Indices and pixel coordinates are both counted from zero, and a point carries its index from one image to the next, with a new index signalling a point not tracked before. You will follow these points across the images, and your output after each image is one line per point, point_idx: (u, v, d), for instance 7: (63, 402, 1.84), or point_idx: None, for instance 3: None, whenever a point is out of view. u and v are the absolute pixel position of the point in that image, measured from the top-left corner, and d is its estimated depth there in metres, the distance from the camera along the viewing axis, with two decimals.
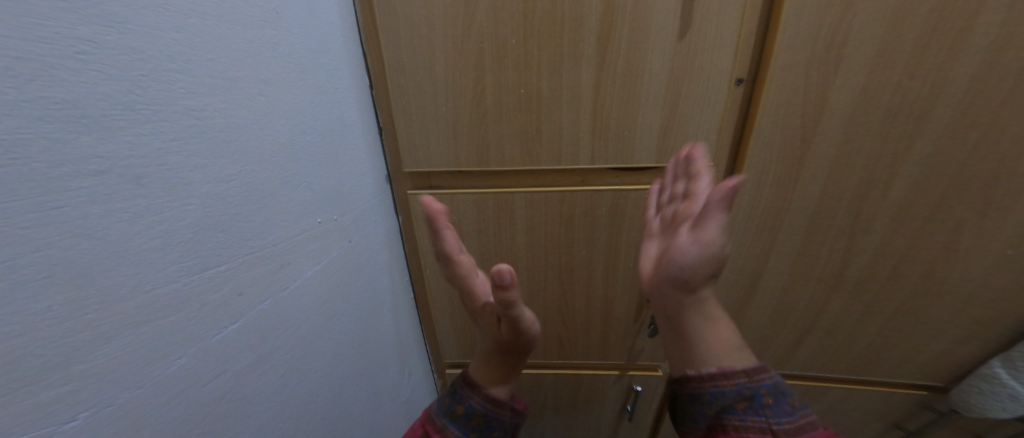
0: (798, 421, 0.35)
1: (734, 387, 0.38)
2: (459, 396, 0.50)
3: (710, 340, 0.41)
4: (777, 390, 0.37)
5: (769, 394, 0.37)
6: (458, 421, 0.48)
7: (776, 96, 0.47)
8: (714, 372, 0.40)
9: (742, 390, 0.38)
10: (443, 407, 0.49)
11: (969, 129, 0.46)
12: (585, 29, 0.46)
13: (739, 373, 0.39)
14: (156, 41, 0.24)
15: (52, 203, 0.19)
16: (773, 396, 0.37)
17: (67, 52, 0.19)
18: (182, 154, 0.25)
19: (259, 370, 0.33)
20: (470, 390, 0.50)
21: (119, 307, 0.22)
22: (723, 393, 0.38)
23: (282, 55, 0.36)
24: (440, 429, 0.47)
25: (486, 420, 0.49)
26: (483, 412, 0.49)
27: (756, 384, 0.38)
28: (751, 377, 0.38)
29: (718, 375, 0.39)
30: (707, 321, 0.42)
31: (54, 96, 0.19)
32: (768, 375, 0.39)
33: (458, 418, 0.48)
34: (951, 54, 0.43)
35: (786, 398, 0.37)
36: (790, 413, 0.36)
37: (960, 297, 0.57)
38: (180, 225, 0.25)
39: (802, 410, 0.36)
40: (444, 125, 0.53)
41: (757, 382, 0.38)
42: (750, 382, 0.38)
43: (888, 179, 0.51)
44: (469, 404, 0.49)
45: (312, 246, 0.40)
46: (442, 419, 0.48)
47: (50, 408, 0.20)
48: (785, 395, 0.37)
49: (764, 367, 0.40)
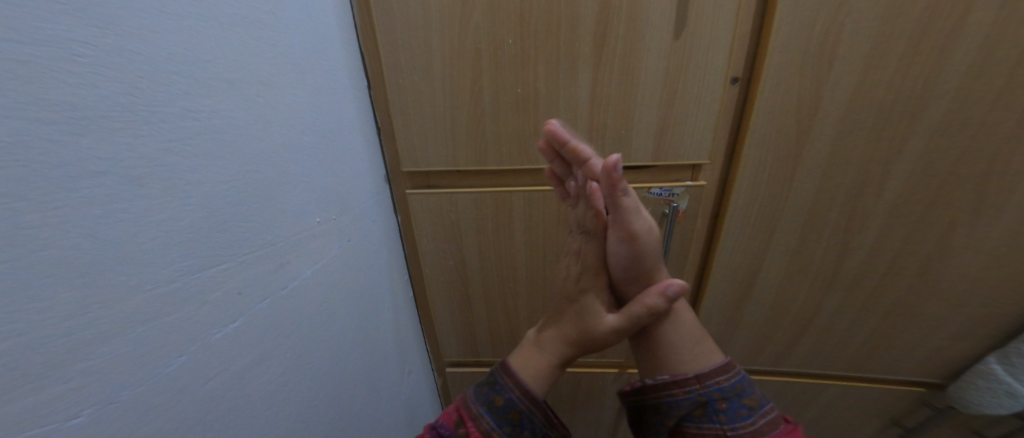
0: (750, 423, 0.35)
1: (689, 395, 0.37)
2: (497, 385, 0.40)
3: (671, 334, 0.41)
4: (731, 393, 0.37)
5: (722, 398, 0.37)
6: (495, 413, 0.38)
7: (771, 94, 0.48)
8: (668, 381, 0.39)
9: (696, 397, 0.37)
10: (478, 394, 0.40)
11: (963, 126, 0.46)
12: (581, 29, 0.46)
13: (691, 380, 0.38)
14: (154, 43, 0.24)
15: (50, 204, 0.19)
16: (726, 400, 0.36)
17: (64, 55, 0.20)
18: (180, 155, 0.26)
19: (259, 367, 0.33)
20: (510, 380, 0.40)
21: (119, 306, 0.23)
22: (678, 403, 0.38)
23: (280, 56, 0.36)
24: (475, 419, 0.38)
25: (523, 420, 0.38)
26: (521, 409, 0.39)
27: (709, 389, 0.37)
28: (704, 382, 0.38)
29: (672, 383, 0.38)
30: (671, 317, 0.41)
31: (50, 98, 0.19)
32: (723, 376, 0.38)
33: (495, 410, 0.38)
34: (942, 53, 0.43)
35: (739, 399, 0.36)
36: (743, 416, 0.35)
37: (955, 294, 0.57)
38: (180, 225, 0.26)
39: (757, 410, 0.36)
40: (442, 125, 0.53)
41: (710, 387, 0.37)
42: (703, 388, 0.37)
43: (883, 176, 0.51)
44: (509, 396, 0.39)
45: (311, 246, 0.40)
46: (477, 408, 0.39)
47: (51, 405, 0.20)
48: (739, 396, 0.37)
49: (720, 369, 0.38)
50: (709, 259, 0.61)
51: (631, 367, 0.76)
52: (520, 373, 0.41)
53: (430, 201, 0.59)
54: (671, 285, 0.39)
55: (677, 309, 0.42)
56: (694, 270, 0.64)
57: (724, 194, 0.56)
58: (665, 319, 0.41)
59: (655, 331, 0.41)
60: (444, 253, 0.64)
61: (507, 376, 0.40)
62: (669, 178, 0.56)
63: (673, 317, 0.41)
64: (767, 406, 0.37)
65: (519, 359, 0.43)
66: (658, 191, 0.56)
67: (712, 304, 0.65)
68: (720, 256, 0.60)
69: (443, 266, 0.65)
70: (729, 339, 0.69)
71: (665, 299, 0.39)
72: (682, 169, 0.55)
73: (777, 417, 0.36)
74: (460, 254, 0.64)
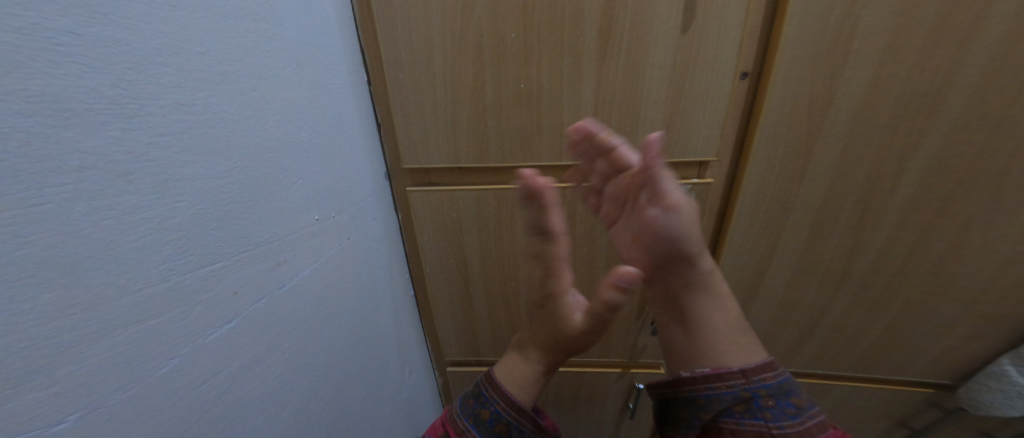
0: (799, 423, 0.34)
1: (730, 390, 0.36)
2: (483, 398, 0.44)
3: (716, 321, 0.39)
4: (778, 391, 0.36)
5: (768, 396, 0.35)
6: (481, 425, 0.42)
7: (782, 90, 0.46)
8: (709, 374, 0.37)
9: (740, 392, 0.36)
10: (466, 408, 0.43)
11: (980, 123, 0.45)
12: (586, 23, 0.45)
13: (736, 374, 0.36)
14: (142, 34, 0.23)
15: (30, 200, 0.18)
16: (772, 397, 0.35)
17: (46, 44, 0.19)
18: (170, 150, 0.25)
19: (256, 369, 0.32)
20: (495, 393, 0.44)
21: (106, 307, 0.22)
22: (719, 397, 0.36)
23: (276, 49, 0.35)
24: (462, 433, 0.42)
25: (510, 430, 0.42)
26: (507, 421, 0.42)
27: (754, 385, 0.36)
28: (749, 378, 0.36)
29: (713, 377, 0.37)
30: (712, 300, 0.39)
31: (30, 88, 0.18)
32: (769, 373, 0.37)
33: (481, 423, 0.42)
34: (961, 46, 0.42)
35: (786, 397, 0.35)
36: (791, 415, 0.34)
37: (967, 294, 0.56)
38: (171, 222, 0.25)
39: (805, 410, 0.35)
40: (443, 122, 0.52)
41: (756, 383, 0.36)
42: (748, 384, 0.36)
43: (896, 173, 0.49)
44: (494, 409, 0.42)
45: (309, 245, 0.39)
46: (465, 422, 0.42)
47: (35, 411, 0.19)
48: (786, 394, 0.35)
49: (767, 365, 0.37)
50: (715, 258, 0.60)
51: (635, 367, 0.75)
52: (505, 385, 0.44)
53: (432, 199, 0.58)
54: (619, 274, 0.35)
55: (722, 294, 0.39)
56: None
57: (731, 191, 0.55)
58: (709, 305, 0.39)
59: (698, 316, 0.39)
60: (445, 251, 0.63)
61: (492, 389, 0.44)
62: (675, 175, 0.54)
63: (716, 299, 0.39)
64: (814, 408, 0.35)
65: (505, 371, 0.46)
66: None
67: None
68: (726, 254, 0.59)
69: (445, 265, 0.64)
70: None
71: (619, 292, 0.36)
72: (688, 166, 0.54)
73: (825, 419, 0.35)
74: (461, 253, 0.63)
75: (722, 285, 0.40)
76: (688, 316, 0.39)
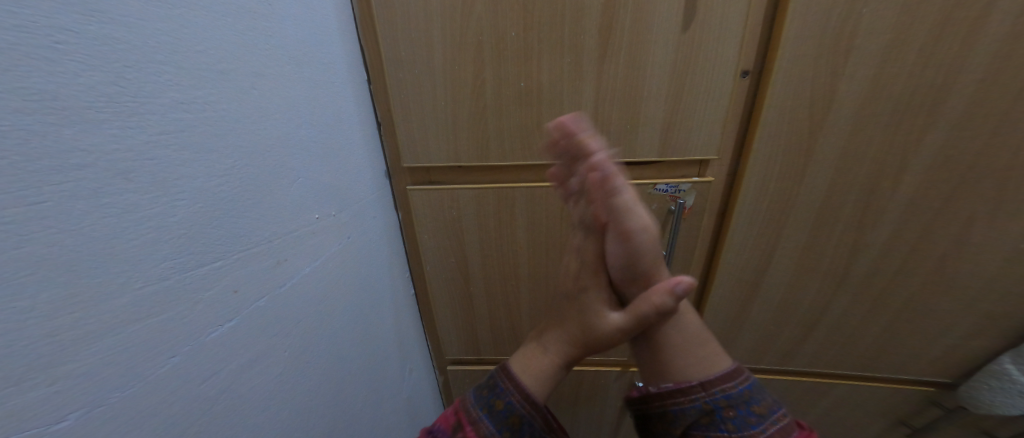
0: (759, 430, 0.34)
1: (694, 403, 0.36)
2: (498, 388, 0.39)
3: (677, 337, 0.39)
4: (738, 400, 0.36)
5: (729, 406, 0.36)
6: (495, 417, 0.37)
7: (783, 88, 0.46)
8: (672, 389, 0.38)
9: (702, 405, 0.36)
10: (478, 398, 0.39)
11: (982, 121, 0.45)
12: (587, 21, 0.45)
13: (696, 387, 0.37)
14: (141, 32, 0.23)
15: (29, 198, 0.18)
16: (734, 407, 0.35)
17: (44, 42, 0.19)
18: (171, 148, 0.25)
19: (257, 366, 0.32)
20: (511, 384, 0.39)
21: (106, 305, 0.22)
22: (684, 411, 0.37)
23: (276, 48, 0.35)
24: (474, 423, 0.37)
25: (524, 426, 0.37)
26: (521, 414, 0.38)
27: (715, 396, 0.36)
28: (709, 390, 0.36)
29: (676, 392, 0.38)
30: (672, 316, 0.40)
31: (27, 86, 0.18)
32: (730, 383, 0.37)
33: (495, 414, 0.37)
34: (965, 43, 0.41)
35: (746, 406, 0.35)
36: (751, 424, 0.34)
37: (969, 292, 0.56)
38: (171, 221, 0.25)
39: (768, 417, 0.35)
40: (443, 120, 0.52)
41: (716, 394, 0.36)
42: (709, 396, 0.36)
43: (897, 172, 0.49)
44: (509, 400, 0.38)
45: (309, 243, 0.39)
46: (477, 412, 0.38)
47: (36, 409, 0.19)
48: (748, 403, 0.36)
49: (727, 375, 0.37)
50: (716, 257, 0.60)
51: (635, 365, 0.75)
52: (521, 376, 0.40)
53: (432, 197, 0.58)
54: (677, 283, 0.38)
55: (681, 310, 0.41)
56: (700, 268, 0.63)
57: (732, 190, 0.55)
58: (670, 321, 0.40)
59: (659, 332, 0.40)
60: (445, 250, 0.63)
61: (508, 380, 0.39)
62: (676, 173, 0.54)
63: (678, 316, 0.40)
64: (778, 413, 0.35)
65: (521, 363, 0.42)
66: (664, 187, 0.54)
67: (718, 303, 0.64)
68: (727, 253, 0.59)
69: (445, 264, 0.64)
70: (735, 338, 0.68)
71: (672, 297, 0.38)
72: (689, 164, 0.54)
73: (789, 422, 0.35)
74: (461, 252, 0.63)
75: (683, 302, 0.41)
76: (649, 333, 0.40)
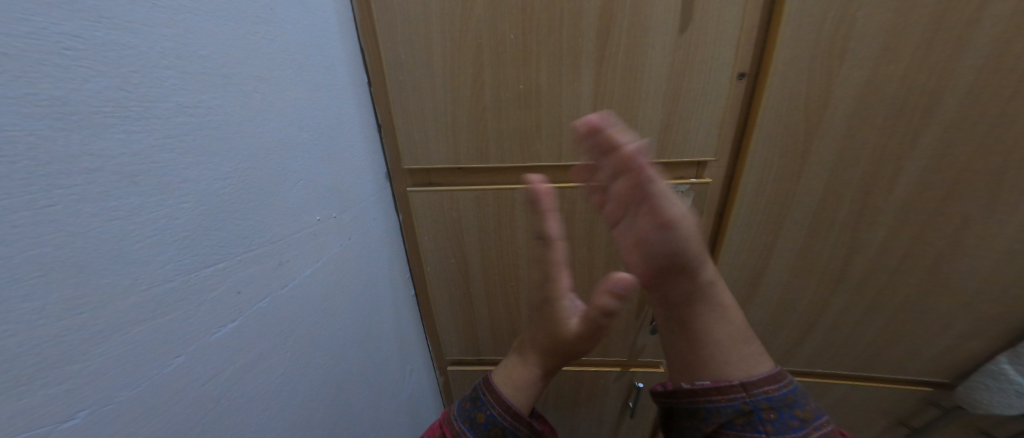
0: (801, 435, 0.35)
1: (731, 403, 0.37)
2: (480, 401, 0.44)
3: (718, 334, 0.40)
4: (781, 403, 0.37)
5: (770, 408, 0.36)
6: (477, 429, 0.42)
7: (779, 91, 0.47)
8: (709, 387, 0.39)
9: (741, 406, 0.37)
10: (462, 411, 0.44)
11: (976, 121, 0.45)
12: (584, 25, 0.46)
13: (736, 388, 0.37)
14: (147, 38, 0.23)
15: (40, 202, 0.19)
16: (775, 410, 0.36)
17: (53, 48, 0.19)
18: (176, 152, 0.25)
19: (261, 364, 0.33)
20: (492, 397, 0.44)
21: (114, 305, 0.22)
22: (719, 410, 0.38)
23: (278, 51, 0.35)
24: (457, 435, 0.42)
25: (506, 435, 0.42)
26: (503, 425, 0.43)
27: (756, 398, 0.37)
28: (750, 391, 0.37)
29: (713, 390, 0.38)
30: (717, 310, 0.40)
31: (38, 92, 0.19)
32: (772, 386, 0.37)
33: (477, 426, 0.42)
34: (957, 46, 0.42)
35: (789, 410, 0.36)
36: (793, 428, 0.35)
37: (966, 292, 0.56)
38: (177, 223, 0.25)
39: (810, 422, 0.36)
40: (443, 123, 0.52)
41: (757, 396, 0.37)
42: (749, 397, 0.37)
43: (893, 172, 0.50)
44: (490, 413, 0.43)
45: (312, 244, 0.40)
46: (460, 425, 0.43)
47: (45, 408, 0.20)
48: (790, 407, 0.36)
49: (770, 378, 0.38)
50: (715, 257, 0.61)
51: (634, 366, 0.76)
52: (500, 387, 0.45)
53: (432, 199, 0.58)
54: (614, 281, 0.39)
55: (725, 306, 0.40)
56: None
57: (729, 192, 0.55)
58: (713, 316, 0.40)
59: (697, 324, 0.40)
60: (446, 252, 0.63)
61: (488, 394, 0.44)
62: (674, 175, 0.55)
63: (720, 311, 0.40)
64: (821, 419, 0.36)
65: (503, 374, 0.47)
66: None
67: None
68: (725, 254, 0.59)
69: (446, 265, 0.65)
70: None
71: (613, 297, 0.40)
72: (687, 165, 0.54)
73: (831, 430, 0.36)
74: (462, 252, 0.63)
75: (730, 298, 0.41)
76: (690, 327, 0.40)
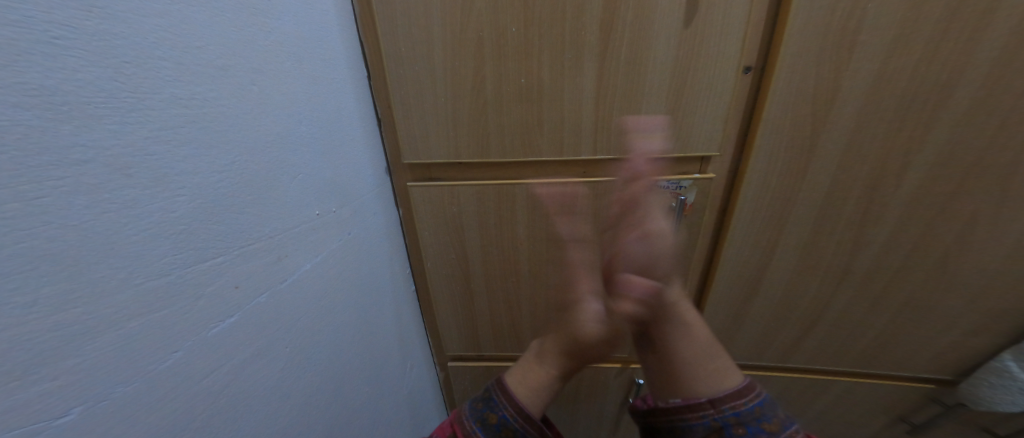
0: None
1: (702, 420, 0.38)
2: (492, 402, 0.45)
3: (686, 349, 0.41)
4: (749, 418, 0.37)
5: (739, 424, 0.37)
6: (488, 429, 0.43)
7: (786, 84, 0.46)
8: (680, 404, 0.40)
9: (711, 423, 0.38)
10: (473, 411, 0.44)
11: (988, 116, 0.44)
12: (589, 15, 0.45)
13: (704, 404, 0.39)
14: (140, 27, 0.23)
15: (29, 193, 0.18)
16: (744, 425, 0.37)
17: (41, 37, 0.18)
18: (171, 144, 0.25)
19: (259, 361, 0.33)
20: (505, 398, 0.44)
21: (108, 299, 0.22)
22: (692, 428, 0.39)
23: (275, 43, 0.34)
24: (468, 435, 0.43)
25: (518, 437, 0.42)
26: (515, 426, 0.43)
27: (724, 414, 0.38)
28: (718, 407, 0.38)
29: (684, 408, 0.40)
30: (682, 327, 0.42)
31: (27, 81, 0.18)
32: (740, 400, 0.38)
33: (488, 427, 0.43)
34: (972, 38, 0.41)
35: (757, 423, 0.37)
36: None
37: (970, 290, 0.56)
38: (172, 216, 0.25)
39: (779, 434, 0.36)
40: (443, 117, 0.52)
41: (725, 412, 0.38)
42: (717, 413, 0.38)
43: (901, 168, 0.49)
44: (502, 414, 0.43)
45: (310, 240, 0.39)
46: (471, 424, 0.43)
47: (37, 403, 0.19)
48: (759, 420, 0.37)
49: (739, 392, 0.39)
50: (717, 254, 0.60)
51: (634, 362, 0.75)
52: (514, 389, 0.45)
53: (432, 194, 0.58)
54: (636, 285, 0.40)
55: (689, 322, 0.43)
56: (700, 264, 0.63)
57: (733, 188, 0.55)
58: (680, 331, 0.42)
59: (664, 341, 0.42)
60: (446, 248, 0.63)
61: (502, 395, 0.45)
62: (676, 171, 0.54)
63: (682, 327, 0.43)
64: (790, 430, 0.37)
65: (516, 377, 0.47)
66: (664, 184, 0.54)
67: (719, 299, 0.64)
68: (727, 250, 0.59)
69: (446, 261, 0.64)
70: (734, 334, 0.68)
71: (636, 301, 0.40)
72: (690, 161, 0.54)
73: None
74: (462, 248, 0.63)
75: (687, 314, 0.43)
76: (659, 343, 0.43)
